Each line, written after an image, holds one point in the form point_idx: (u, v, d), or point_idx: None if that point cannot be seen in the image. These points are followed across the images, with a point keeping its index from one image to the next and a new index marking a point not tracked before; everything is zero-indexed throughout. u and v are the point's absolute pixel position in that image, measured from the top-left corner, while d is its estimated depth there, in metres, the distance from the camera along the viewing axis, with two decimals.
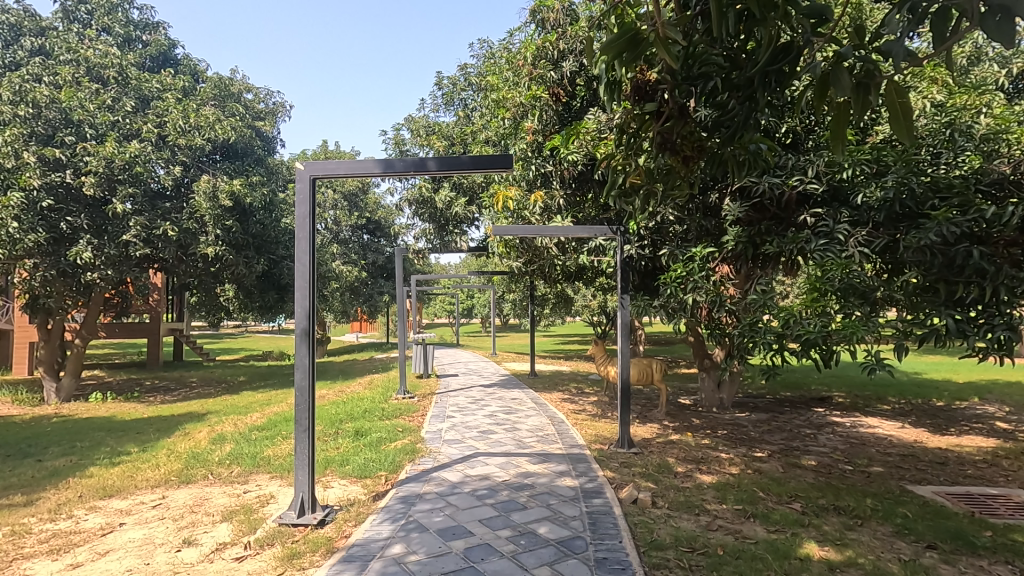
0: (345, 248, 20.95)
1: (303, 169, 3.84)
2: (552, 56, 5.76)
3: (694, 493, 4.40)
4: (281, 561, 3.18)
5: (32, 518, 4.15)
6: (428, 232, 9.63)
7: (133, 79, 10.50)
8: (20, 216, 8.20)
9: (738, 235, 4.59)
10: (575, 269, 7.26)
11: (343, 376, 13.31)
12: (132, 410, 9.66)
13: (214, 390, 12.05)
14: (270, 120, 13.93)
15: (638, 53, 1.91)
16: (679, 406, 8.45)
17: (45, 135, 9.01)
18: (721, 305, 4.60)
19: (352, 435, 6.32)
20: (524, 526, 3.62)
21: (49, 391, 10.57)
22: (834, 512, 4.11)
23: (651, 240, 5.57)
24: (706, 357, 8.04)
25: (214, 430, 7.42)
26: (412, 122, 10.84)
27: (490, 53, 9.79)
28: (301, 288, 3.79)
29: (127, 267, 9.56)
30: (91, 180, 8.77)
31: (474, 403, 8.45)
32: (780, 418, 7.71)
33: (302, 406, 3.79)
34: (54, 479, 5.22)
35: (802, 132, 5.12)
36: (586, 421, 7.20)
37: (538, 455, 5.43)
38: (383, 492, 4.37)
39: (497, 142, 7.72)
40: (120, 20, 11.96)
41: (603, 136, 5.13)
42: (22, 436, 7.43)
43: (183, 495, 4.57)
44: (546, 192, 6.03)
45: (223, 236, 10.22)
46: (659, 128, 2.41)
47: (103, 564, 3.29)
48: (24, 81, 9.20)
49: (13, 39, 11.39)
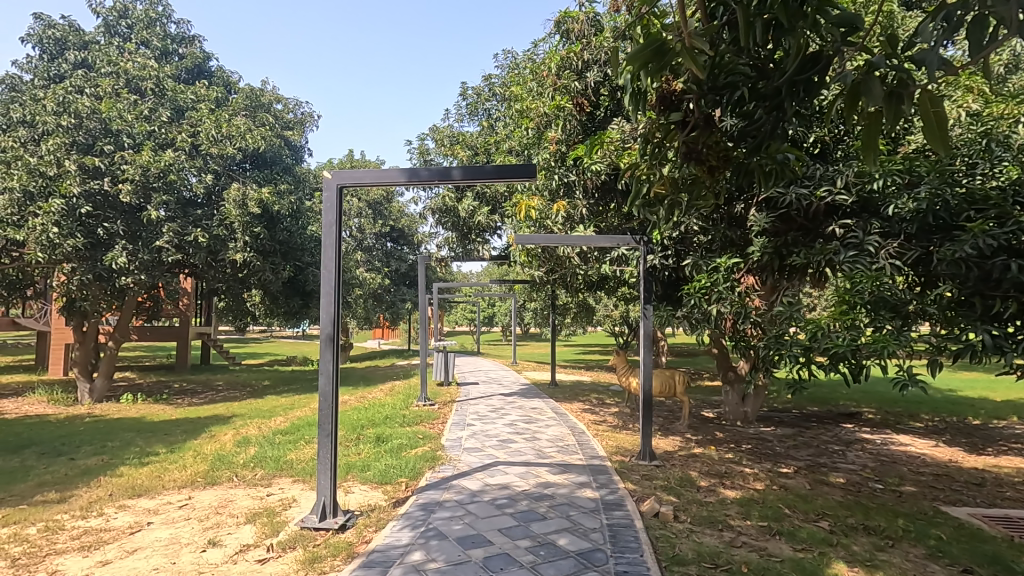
0: (368, 256, 21.29)
1: (331, 178, 3.93)
2: (576, 67, 5.82)
3: (717, 508, 4.31)
4: (303, 565, 3.21)
5: (65, 514, 4.28)
6: (451, 240, 9.83)
7: (169, 90, 10.79)
8: (60, 222, 8.61)
9: (764, 246, 4.49)
10: (598, 278, 7.22)
11: (366, 381, 13.88)
12: (161, 412, 9.91)
13: (239, 394, 12.28)
14: (299, 129, 14.20)
15: (664, 63, 1.92)
16: (702, 419, 8.31)
17: (86, 144, 9.30)
18: (746, 316, 4.51)
19: (373, 440, 6.37)
20: (543, 537, 3.59)
21: (83, 392, 10.88)
22: (864, 532, 3.98)
23: (676, 250, 5.55)
24: (731, 369, 7.91)
25: (239, 433, 7.55)
26: (436, 132, 10.81)
27: (515, 63, 9.82)
28: (327, 297, 3.85)
29: (159, 272, 9.83)
30: (127, 187, 9.03)
31: (495, 412, 8.45)
32: (807, 434, 7.52)
33: (326, 410, 3.84)
34: (86, 479, 5.33)
35: (831, 141, 5.07)
36: (608, 433, 7.14)
37: (558, 465, 5.38)
38: (403, 499, 4.38)
39: (521, 152, 7.68)
40: (158, 33, 12.37)
41: (627, 146, 5.16)
42: (57, 434, 7.69)
43: (208, 497, 4.66)
44: (569, 202, 6.01)
45: (252, 243, 10.51)
46: (684, 138, 2.42)
47: (131, 562, 3.37)
48: (68, 92, 9.57)
49: (58, 53, 11.90)
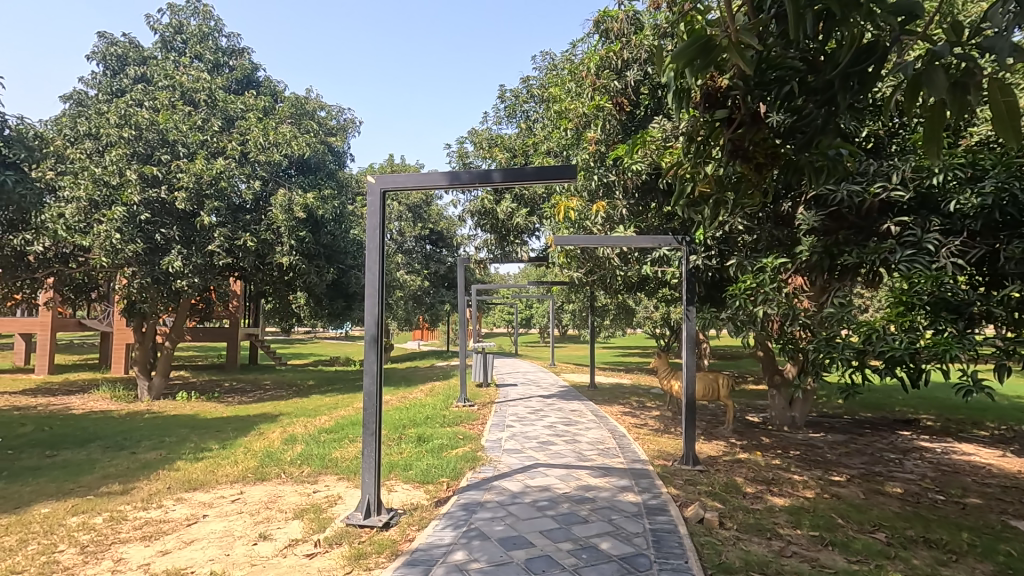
0: (408, 258, 21.57)
1: (374, 182, 4.01)
2: (616, 66, 5.76)
3: (764, 515, 4.18)
4: (349, 561, 3.29)
5: (128, 505, 4.52)
6: (490, 242, 9.84)
7: (221, 101, 11.25)
8: (122, 228, 9.10)
9: (813, 245, 4.32)
10: (638, 279, 7.12)
11: (407, 381, 14.09)
12: (213, 409, 10.32)
13: (286, 393, 12.65)
14: (342, 136, 14.54)
15: (710, 59, 1.88)
16: (747, 424, 8.07)
17: (145, 154, 9.81)
18: (794, 318, 4.38)
19: (415, 440, 6.47)
20: (585, 541, 3.56)
21: (142, 390, 11.43)
22: (925, 545, 3.79)
23: (719, 250, 5.37)
24: (777, 373, 7.66)
25: (286, 431, 7.78)
26: (475, 135, 10.82)
27: (553, 64, 9.78)
28: (371, 298, 3.94)
29: (211, 276, 10.25)
30: (182, 195, 9.47)
31: (534, 413, 8.43)
32: (861, 441, 7.20)
33: (370, 409, 3.93)
34: (146, 472, 5.62)
35: (885, 135, 4.87)
36: (649, 436, 7.02)
37: (599, 469, 5.33)
38: (444, 499, 4.42)
39: (560, 153, 7.64)
40: (210, 47, 12.92)
41: (669, 144, 5.08)
42: (119, 430, 8.11)
43: (258, 492, 4.82)
44: (608, 203, 5.95)
45: (297, 247, 10.83)
46: (730, 135, 2.38)
47: (189, 552, 3.52)
48: (129, 106, 10.12)
49: (119, 68, 12.59)
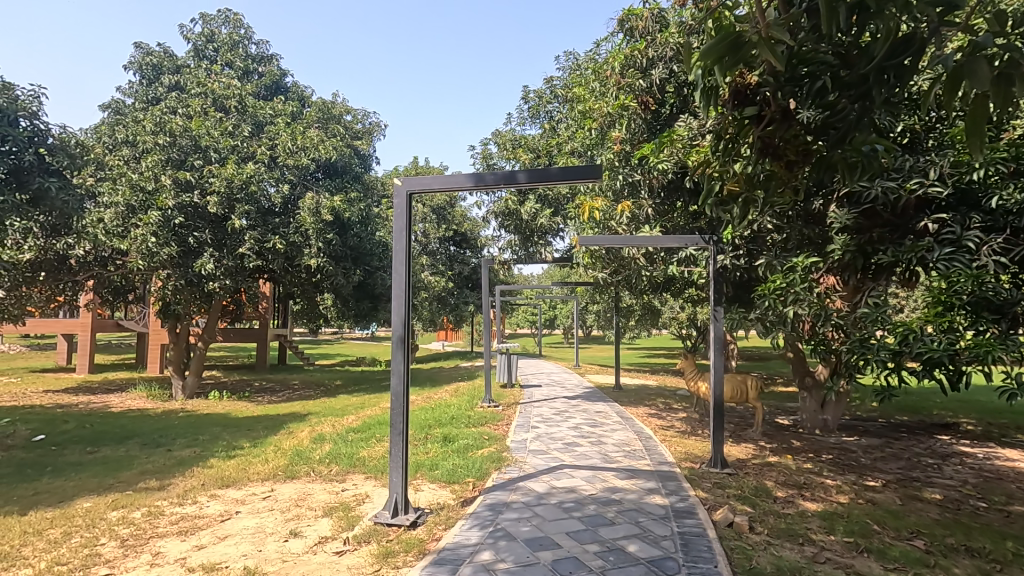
0: (433, 259, 21.72)
1: (400, 185, 4.06)
2: (641, 64, 5.71)
3: (796, 520, 4.09)
4: (378, 559, 3.33)
5: (165, 500, 4.66)
6: (514, 243, 9.83)
7: (251, 107, 11.52)
8: (157, 232, 9.38)
9: (846, 244, 4.21)
10: (664, 280, 7.05)
11: (432, 382, 14.18)
12: (244, 408, 10.56)
13: (314, 393, 12.87)
14: (367, 139, 14.73)
15: (740, 56, 1.85)
16: (777, 427, 7.91)
17: (178, 160, 10.11)
18: (826, 319, 4.20)
19: (440, 440, 6.52)
20: (612, 543, 3.54)
21: (176, 389, 11.75)
22: (966, 554, 3.65)
23: (748, 249, 5.31)
24: (808, 375, 7.50)
25: (315, 430, 7.91)
26: (498, 136, 10.84)
27: (577, 64, 9.74)
28: (398, 299, 3.99)
29: (242, 278, 10.50)
30: (214, 199, 9.74)
31: (559, 415, 8.41)
32: (897, 445, 6.99)
33: (398, 409, 3.98)
34: (181, 469, 5.78)
35: (922, 130, 4.73)
36: (676, 439, 6.94)
37: (625, 471, 5.29)
38: (470, 499, 4.45)
39: (584, 153, 7.60)
40: (240, 54, 13.25)
41: (696, 143, 5.02)
42: (155, 428, 8.36)
43: (289, 490, 4.92)
44: (633, 202, 5.91)
45: (325, 249, 11.01)
46: (759, 133, 2.32)
47: (223, 548, 3.61)
48: (164, 114, 10.44)
49: (154, 77, 13.00)
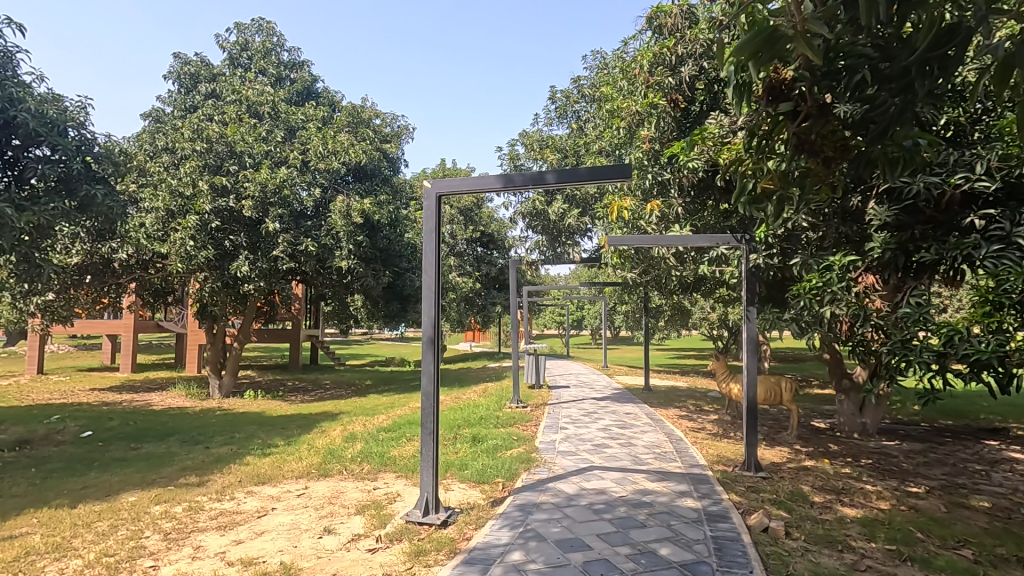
0: (460, 260, 21.86)
1: (430, 187, 4.10)
2: (670, 62, 5.64)
3: (835, 526, 3.98)
4: (410, 557, 3.37)
5: (204, 496, 4.81)
6: (542, 244, 9.80)
7: (283, 113, 11.78)
8: (195, 236, 9.70)
9: (885, 241, 4.07)
10: (694, 280, 6.95)
11: (461, 382, 14.27)
12: (278, 407, 10.80)
13: (345, 393, 13.09)
14: (396, 142, 14.93)
15: (776, 51, 1.81)
16: (813, 430, 7.71)
17: (215, 165, 10.43)
18: (865, 319, 4.05)
19: (469, 440, 6.55)
20: (644, 545, 3.50)
21: (213, 388, 12.09)
22: (1018, 565, 3.49)
23: (782, 249, 5.17)
24: (845, 377, 7.29)
25: (346, 429, 8.06)
26: (525, 136, 10.84)
27: (604, 63, 9.68)
28: (428, 301, 4.02)
29: (276, 279, 10.76)
30: (249, 203, 10.03)
31: (588, 416, 8.36)
32: (941, 450, 6.73)
33: (428, 410, 4.01)
34: (220, 465, 5.95)
35: (966, 123, 4.56)
36: (708, 441, 6.82)
37: (655, 473, 5.23)
38: (500, 499, 4.46)
39: (612, 153, 7.55)
40: (273, 62, 13.58)
41: (727, 140, 4.93)
42: (194, 426, 8.62)
43: (322, 487, 5.02)
44: (663, 201, 5.85)
45: (355, 251, 11.20)
46: (795, 129, 2.29)
47: (260, 543, 3.71)
48: (201, 121, 10.78)
49: (191, 86, 13.41)
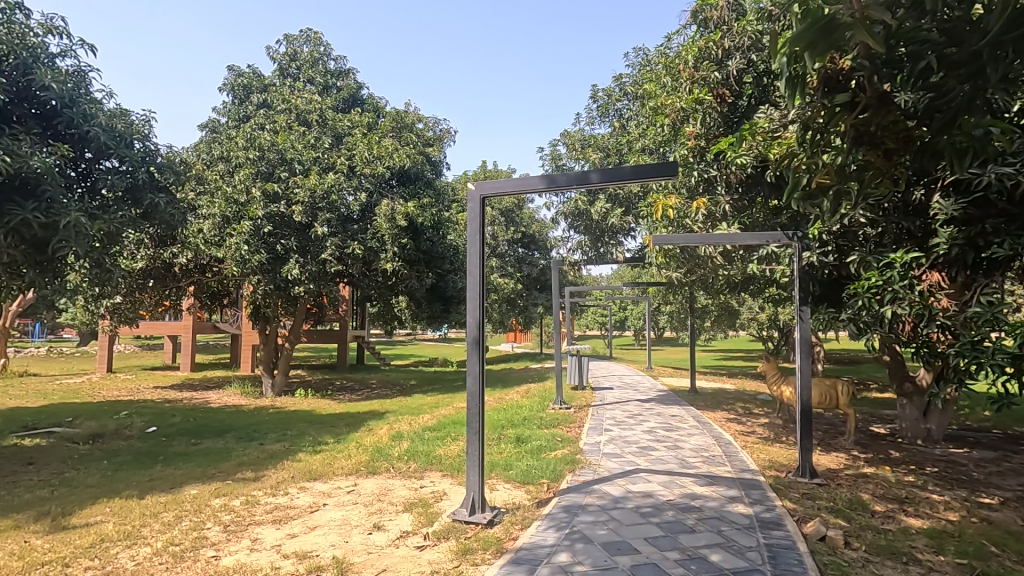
0: (502, 261, 21.94)
1: (474, 190, 4.14)
2: (716, 56, 5.52)
3: (899, 537, 3.78)
4: (457, 555, 3.41)
5: (260, 490, 5.01)
6: (584, 244, 9.70)
7: (331, 120, 12.12)
8: (249, 241, 10.11)
9: (952, 236, 3.83)
10: (743, 279, 6.75)
11: (503, 383, 14.31)
12: (327, 406, 11.13)
13: (391, 393, 13.35)
14: (438, 145, 15.13)
15: (833, 40, 1.75)
16: (872, 436, 7.35)
17: (267, 172, 10.87)
18: (930, 319, 3.80)
19: (513, 441, 6.58)
20: (693, 551, 3.42)
21: (266, 386, 12.55)
22: None
23: (838, 245, 5.01)
24: (908, 380, 6.92)
25: (393, 428, 8.22)
26: (567, 136, 10.78)
27: (647, 59, 9.53)
28: (473, 302, 4.07)
29: (324, 281, 11.10)
30: (299, 208, 10.43)
31: (633, 418, 8.24)
32: (1016, 460, 6.29)
33: (474, 410, 4.05)
34: (273, 461, 6.19)
35: None
36: (759, 445, 6.61)
37: (704, 477, 5.11)
38: (545, 500, 4.46)
39: (656, 151, 7.43)
40: (320, 71, 14.01)
41: (777, 134, 4.78)
42: (249, 423, 8.98)
43: (371, 485, 5.15)
44: (709, 199, 5.72)
45: (400, 254, 11.42)
46: (853, 120, 2.24)
47: (313, 537, 3.83)
48: (254, 130, 11.25)
49: (244, 97, 13.98)
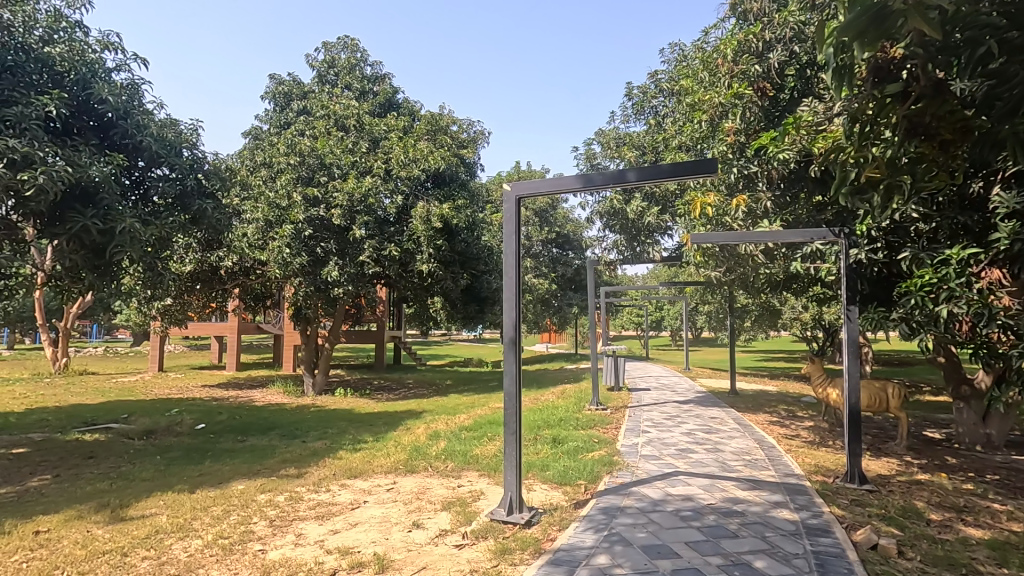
0: (536, 262, 21.90)
1: (510, 191, 4.15)
2: (756, 49, 5.38)
3: (957, 548, 3.60)
4: (495, 555, 3.42)
5: (303, 487, 5.15)
6: (620, 243, 9.56)
7: (367, 125, 12.34)
8: (291, 244, 10.40)
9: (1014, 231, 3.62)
10: (786, 277, 6.55)
11: (539, 383, 14.29)
12: (366, 405, 11.35)
13: (427, 392, 13.51)
14: (472, 147, 15.22)
15: (885, 28, 1.67)
16: (926, 441, 7.02)
17: (307, 177, 11.17)
18: (991, 318, 3.60)
19: (550, 441, 6.56)
20: (737, 557, 3.34)
21: (307, 385, 12.89)
22: None
23: (887, 242, 4.82)
24: (965, 382, 6.64)
25: (430, 427, 8.32)
26: (601, 135, 10.68)
27: (684, 54, 9.35)
28: (509, 302, 4.09)
29: (362, 283, 11.32)
30: (338, 212, 10.71)
31: (671, 420, 8.10)
32: None
33: (511, 410, 4.06)
34: (315, 458, 6.35)
35: None
36: (804, 449, 6.40)
37: (746, 481, 4.98)
38: (583, 501, 4.43)
39: (693, 147, 7.29)
40: (357, 77, 14.28)
41: (821, 128, 4.63)
42: (291, 421, 9.24)
43: (409, 483, 5.22)
44: (750, 196, 5.58)
45: (435, 255, 11.54)
46: (905, 111, 2.15)
47: (355, 533, 3.91)
48: (294, 136, 11.57)
49: (285, 104, 14.38)
